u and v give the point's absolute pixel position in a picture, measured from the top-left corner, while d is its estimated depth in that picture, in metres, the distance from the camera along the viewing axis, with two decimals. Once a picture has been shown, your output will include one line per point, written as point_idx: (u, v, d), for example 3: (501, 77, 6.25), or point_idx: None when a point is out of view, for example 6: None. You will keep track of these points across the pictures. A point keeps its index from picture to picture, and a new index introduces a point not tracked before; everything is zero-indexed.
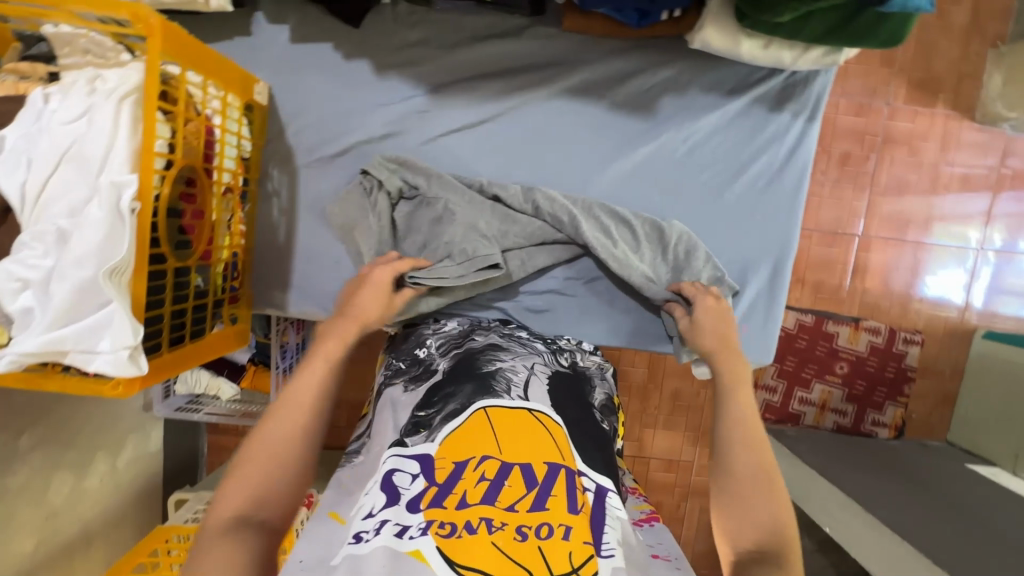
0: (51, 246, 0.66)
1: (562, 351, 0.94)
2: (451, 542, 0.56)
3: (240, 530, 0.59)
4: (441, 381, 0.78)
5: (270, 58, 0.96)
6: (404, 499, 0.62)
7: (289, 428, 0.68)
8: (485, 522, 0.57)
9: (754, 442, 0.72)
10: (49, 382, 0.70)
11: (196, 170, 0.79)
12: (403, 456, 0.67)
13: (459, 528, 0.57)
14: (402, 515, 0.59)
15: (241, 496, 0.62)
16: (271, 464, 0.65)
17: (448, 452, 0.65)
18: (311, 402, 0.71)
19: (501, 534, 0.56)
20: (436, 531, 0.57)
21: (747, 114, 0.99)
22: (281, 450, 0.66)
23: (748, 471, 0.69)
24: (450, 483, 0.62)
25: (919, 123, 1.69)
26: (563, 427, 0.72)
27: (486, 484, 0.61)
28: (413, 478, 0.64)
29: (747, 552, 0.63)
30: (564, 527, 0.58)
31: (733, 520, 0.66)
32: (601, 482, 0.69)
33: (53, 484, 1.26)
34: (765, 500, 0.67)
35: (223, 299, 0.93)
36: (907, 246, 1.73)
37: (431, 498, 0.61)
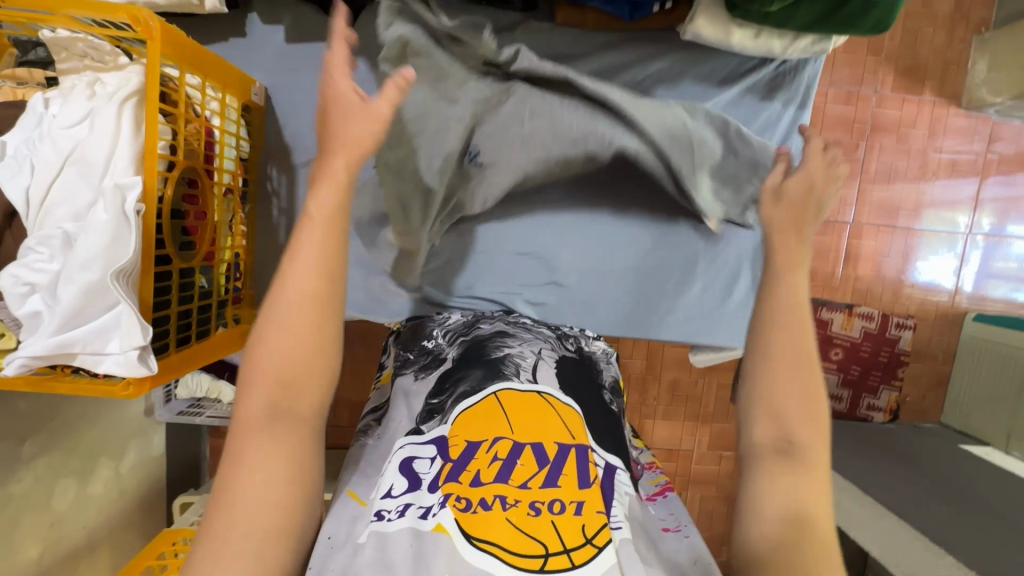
0: (58, 249, 0.67)
1: (567, 336, 0.95)
2: (468, 516, 0.59)
3: (274, 423, 0.53)
4: (451, 368, 0.80)
5: (265, 59, 0.96)
6: (425, 481, 0.65)
7: (305, 296, 0.56)
8: (500, 499, 0.60)
9: (795, 326, 0.64)
10: (58, 385, 0.70)
11: (197, 171, 0.80)
12: (422, 441, 0.70)
13: (475, 504, 0.60)
14: (423, 497, 0.63)
15: (269, 381, 0.54)
16: (295, 348, 0.55)
17: (460, 430, 0.68)
18: (320, 260, 0.57)
19: (514, 510, 0.59)
20: (454, 504, 0.60)
21: (739, 103, 1.00)
22: (302, 334, 0.55)
23: (782, 358, 0.63)
24: (464, 460, 0.65)
25: (906, 110, 1.72)
26: (573, 407, 0.74)
27: (499, 463, 0.63)
28: (432, 461, 0.67)
29: (771, 444, 0.61)
30: (575, 503, 0.61)
31: (762, 412, 0.62)
32: (612, 460, 0.71)
33: (57, 490, 1.26)
34: (797, 388, 0.62)
35: (226, 300, 0.94)
36: (898, 232, 1.76)
37: (447, 473, 0.64)
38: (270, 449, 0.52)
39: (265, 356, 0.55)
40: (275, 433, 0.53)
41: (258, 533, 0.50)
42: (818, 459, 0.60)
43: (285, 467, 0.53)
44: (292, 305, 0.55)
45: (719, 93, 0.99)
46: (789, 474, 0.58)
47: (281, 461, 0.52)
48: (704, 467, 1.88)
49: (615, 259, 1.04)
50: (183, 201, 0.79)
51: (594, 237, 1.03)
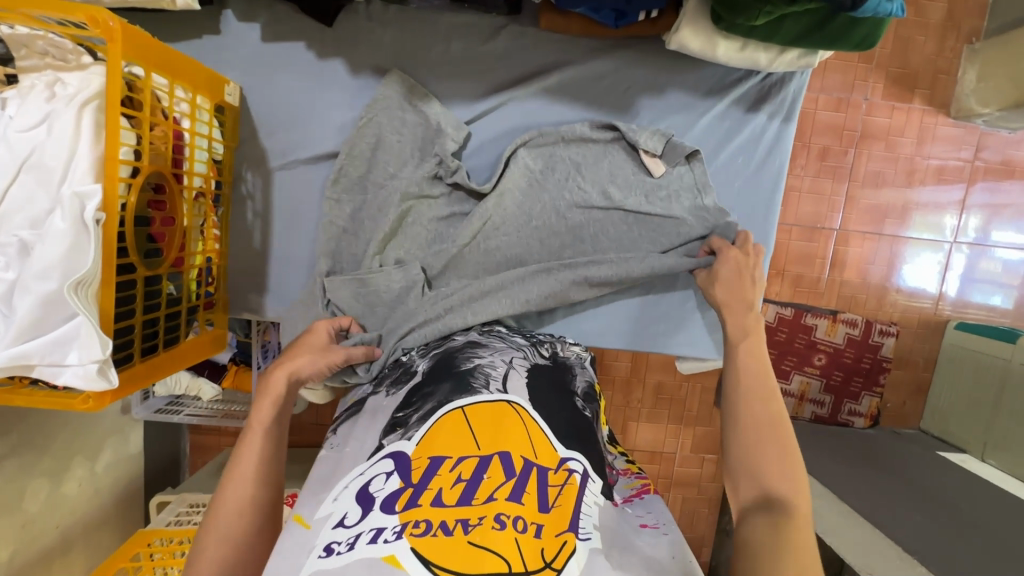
0: (13, 257, 0.65)
1: (541, 342, 0.91)
2: (425, 540, 0.54)
3: None
4: (421, 381, 0.76)
5: (241, 59, 0.93)
6: (378, 500, 0.59)
7: (246, 498, 0.66)
8: (461, 523, 0.55)
9: (762, 395, 0.70)
10: (14, 397, 0.68)
11: (164, 176, 0.77)
12: (381, 458, 0.65)
13: (435, 527, 0.55)
14: (375, 520, 0.57)
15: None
16: (231, 550, 0.63)
17: (424, 450, 0.64)
18: (273, 465, 0.70)
19: (478, 531, 0.55)
20: (411, 531, 0.55)
21: (724, 116, 0.99)
22: (237, 536, 0.64)
23: (758, 426, 0.67)
24: (425, 481, 0.60)
25: (896, 118, 1.72)
26: (543, 421, 0.70)
27: (462, 485, 0.59)
28: (388, 476, 0.62)
29: (752, 503, 0.62)
30: (538, 525, 0.57)
31: (744, 473, 0.64)
32: (586, 466, 0.67)
33: (28, 491, 1.24)
34: (781, 444, 0.65)
35: (197, 305, 0.91)
36: (884, 239, 1.76)
37: (406, 498, 0.58)
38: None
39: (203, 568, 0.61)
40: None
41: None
42: (801, 510, 0.60)
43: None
44: (227, 517, 0.65)
45: (655, 173, 0.95)
46: (771, 524, 0.58)
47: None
48: (687, 470, 1.90)
49: None
50: (148, 207, 0.77)
51: None
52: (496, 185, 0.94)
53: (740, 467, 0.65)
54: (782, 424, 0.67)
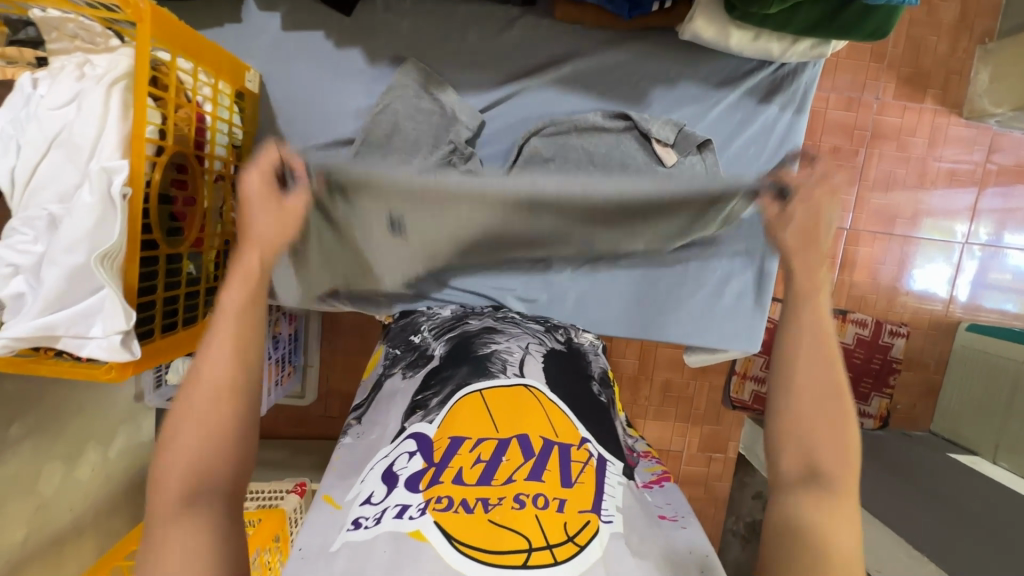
0: (42, 231, 0.67)
1: (556, 328, 0.93)
2: (449, 516, 0.55)
3: (195, 510, 0.52)
4: (440, 365, 0.77)
5: (261, 47, 0.96)
6: (402, 478, 0.60)
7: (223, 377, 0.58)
8: (482, 502, 0.56)
9: (819, 356, 0.61)
10: (39, 367, 0.70)
11: (187, 156, 0.79)
12: (403, 439, 0.66)
13: (457, 504, 0.56)
14: (401, 497, 0.58)
15: (185, 469, 0.54)
16: (208, 432, 0.56)
17: (445, 432, 0.65)
18: (254, 343, 0.62)
19: (498, 509, 0.55)
20: (434, 506, 0.56)
21: (736, 107, 1.00)
22: (213, 417, 0.56)
23: (809, 390, 0.60)
24: (447, 461, 0.61)
25: (907, 118, 1.72)
26: (560, 403, 0.71)
27: (482, 465, 0.60)
28: (411, 456, 0.63)
29: (795, 475, 0.57)
30: (559, 500, 0.57)
31: (789, 441, 0.58)
32: (600, 451, 0.67)
33: (43, 475, 1.27)
34: (833, 415, 0.58)
35: (215, 287, 0.93)
36: (895, 239, 1.76)
37: (429, 477, 0.60)
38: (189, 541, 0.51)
39: (178, 448, 0.55)
40: (197, 520, 0.52)
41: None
42: (849, 486, 0.55)
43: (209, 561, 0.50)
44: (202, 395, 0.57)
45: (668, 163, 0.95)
46: (821, 509, 0.54)
47: (208, 548, 0.51)
48: (693, 469, 1.90)
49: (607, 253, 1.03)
50: (172, 187, 0.79)
51: None
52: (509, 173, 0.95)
53: (784, 441, 0.59)
54: (835, 392, 0.60)
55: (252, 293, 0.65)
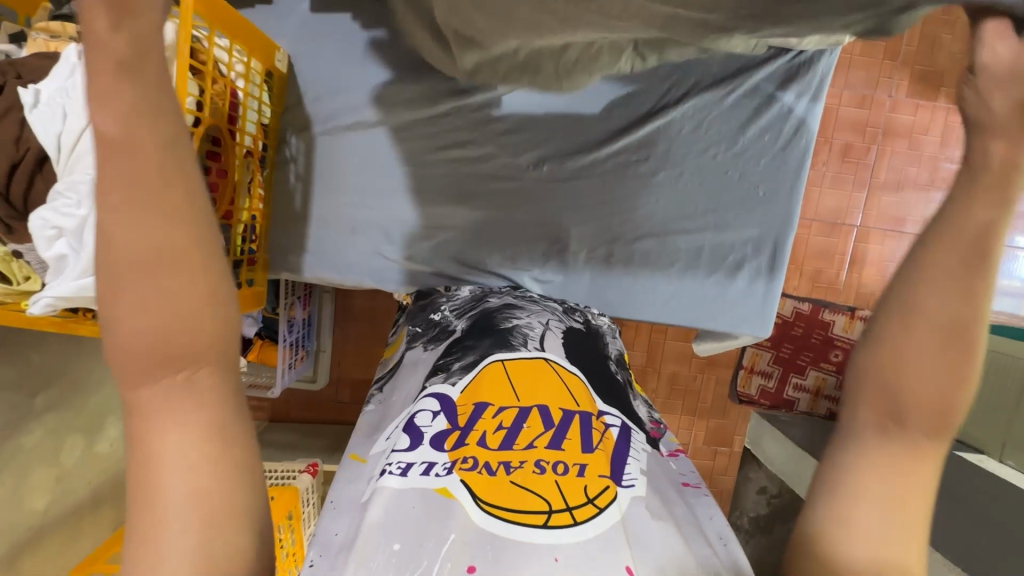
0: (85, 195, 0.69)
1: (574, 310, 0.94)
2: (473, 475, 0.58)
3: (183, 417, 0.41)
4: (462, 336, 0.79)
5: (290, 29, 0.99)
6: (427, 436, 0.63)
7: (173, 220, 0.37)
8: (504, 465, 0.59)
9: (965, 279, 0.41)
10: (78, 327, 0.72)
11: (221, 130, 0.82)
12: (424, 397, 0.68)
13: (481, 465, 0.59)
14: (426, 454, 0.60)
15: (152, 354, 0.39)
16: (166, 304, 0.38)
17: (468, 396, 0.67)
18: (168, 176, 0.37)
19: (520, 472, 0.58)
20: (460, 466, 0.59)
21: (752, 93, 1.02)
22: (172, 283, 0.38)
23: (933, 328, 0.42)
24: (470, 424, 0.63)
25: (920, 116, 1.73)
26: (580, 378, 0.72)
27: (504, 431, 0.62)
28: (434, 415, 0.65)
29: (877, 420, 0.45)
30: (579, 466, 0.59)
31: (882, 384, 0.44)
32: (623, 419, 0.70)
33: (64, 448, 1.32)
34: (950, 367, 0.42)
35: (242, 260, 0.96)
36: (904, 237, 1.77)
37: (454, 439, 0.62)
38: (180, 423, 0.41)
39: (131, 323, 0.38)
40: (186, 401, 0.41)
41: (200, 527, 0.41)
42: (935, 451, 0.44)
43: (210, 441, 0.42)
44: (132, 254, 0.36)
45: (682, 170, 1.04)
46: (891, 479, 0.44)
47: (209, 463, 0.41)
48: (698, 462, 1.91)
49: (622, 233, 1.05)
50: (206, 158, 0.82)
51: (598, 199, 1.03)
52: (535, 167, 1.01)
53: (860, 381, 0.45)
54: (966, 337, 0.41)
55: (155, 86, 0.36)
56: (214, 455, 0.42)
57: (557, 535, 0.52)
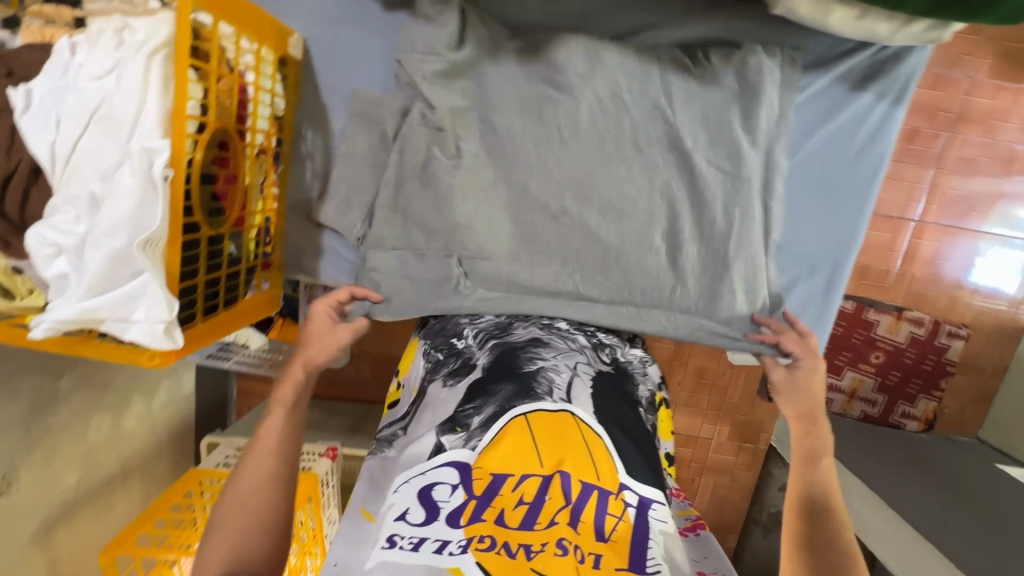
0: (85, 211, 0.64)
1: (602, 346, 0.84)
2: (491, 556, 0.53)
3: None
4: (482, 379, 0.71)
5: (302, 7, 0.88)
6: (443, 512, 0.57)
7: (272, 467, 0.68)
8: (524, 548, 0.53)
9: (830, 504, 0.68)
10: (86, 348, 0.69)
11: (229, 132, 0.75)
12: (440, 465, 0.61)
13: (499, 544, 0.54)
14: (441, 530, 0.55)
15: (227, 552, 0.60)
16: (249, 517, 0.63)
17: (486, 460, 0.59)
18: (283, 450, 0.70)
19: (541, 558, 0.52)
20: (476, 546, 0.53)
21: (825, 93, 0.89)
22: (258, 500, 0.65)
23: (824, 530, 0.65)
24: (488, 493, 0.57)
25: (1000, 100, 1.54)
26: (605, 437, 0.63)
27: (525, 507, 0.56)
28: (453, 489, 0.59)
29: None
30: (595, 555, 0.53)
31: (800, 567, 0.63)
32: (644, 491, 0.60)
33: (92, 424, 1.32)
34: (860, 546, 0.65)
35: (255, 265, 0.90)
36: (966, 234, 1.61)
37: (471, 512, 0.56)
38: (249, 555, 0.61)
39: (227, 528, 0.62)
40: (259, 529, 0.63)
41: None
42: None
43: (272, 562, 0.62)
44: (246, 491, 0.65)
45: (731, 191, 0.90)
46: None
47: None
48: (720, 457, 1.86)
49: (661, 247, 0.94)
50: (212, 164, 0.74)
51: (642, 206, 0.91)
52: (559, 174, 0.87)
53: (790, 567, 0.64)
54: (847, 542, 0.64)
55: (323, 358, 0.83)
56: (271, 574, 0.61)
57: None
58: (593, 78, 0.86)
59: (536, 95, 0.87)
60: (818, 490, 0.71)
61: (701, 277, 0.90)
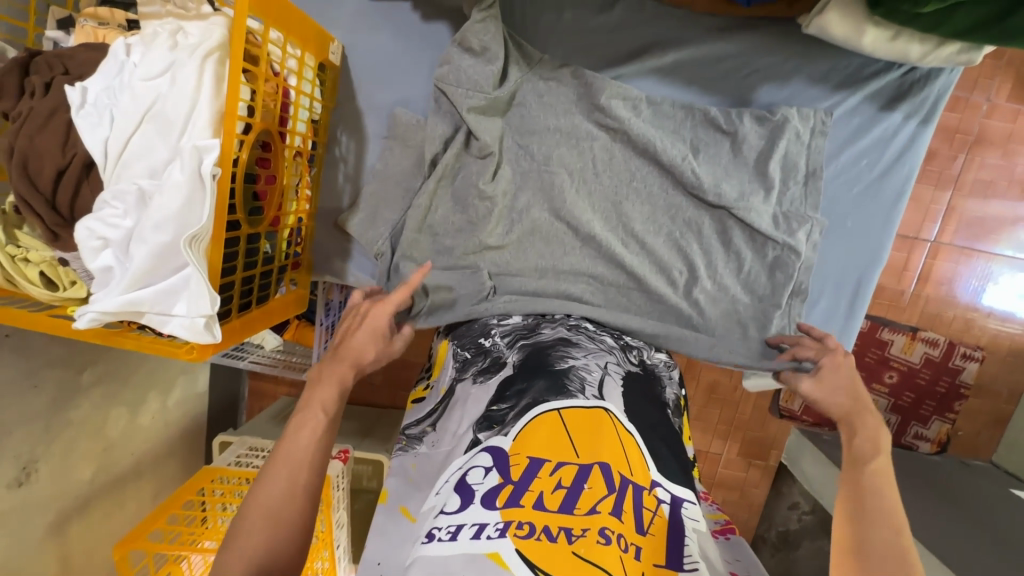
0: (132, 206, 0.65)
1: (631, 346, 0.86)
2: (531, 544, 0.53)
3: None
4: (513, 375, 0.73)
5: (343, 15, 0.91)
6: (478, 495, 0.58)
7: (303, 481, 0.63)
8: (564, 532, 0.54)
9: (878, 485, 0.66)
10: (124, 340, 0.70)
11: (271, 133, 0.77)
12: (476, 452, 0.63)
13: (539, 530, 0.54)
14: (477, 514, 0.56)
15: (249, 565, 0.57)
16: (275, 532, 0.59)
17: (522, 447, 0.62)
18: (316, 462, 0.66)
19: (582, 543, 0.53)
20: (514, 532, 0.54)
21: (854, 112, 0.91)
22: (284, 510, 0.61)
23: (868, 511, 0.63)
24: (526, 480, 0.59)
25: (1019, 124, 1.55)
26: (636, 433, 0.66)
27: (563, 491, 0.57)
28: (487, 471, 0.61)
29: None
30: (636, 546, 0.55)
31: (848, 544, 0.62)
32: (677, 489, 0.63)
33: (109, 419, 1.33)
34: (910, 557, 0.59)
35: (286, 265, 0.92)
36: (983, 256, 1.61)
37: (506, 495, 0.57)
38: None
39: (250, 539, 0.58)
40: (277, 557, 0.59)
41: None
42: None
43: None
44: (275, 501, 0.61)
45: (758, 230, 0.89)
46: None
47: None
48: (730, 473, 1.85)
49: None
50: (255, 164, 0.77)
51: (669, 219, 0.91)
52: (583, 205, 0.90)
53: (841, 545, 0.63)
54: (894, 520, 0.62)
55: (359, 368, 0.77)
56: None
57: None
58: (623, 104, 0.88)
59: (574, 126, 0.89)
60: (865, 492, 0.66)
61: (728, 311, 0.92)
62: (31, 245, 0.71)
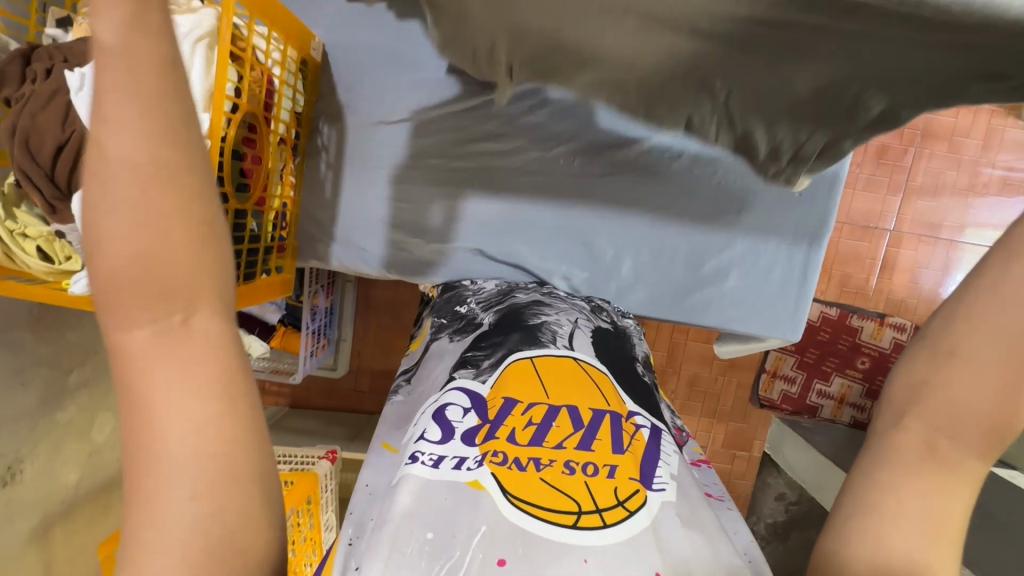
0: None
1: (601, 309, 0.94)
2: (504, 470, 0.58)
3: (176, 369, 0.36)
4: (489, 330, 0.80)
5: (326, 16, 0.98)
6: (458, 433, 0.63)
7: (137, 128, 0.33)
8: (534, 461, 0.59)
9: None
10: None
11: (257, 116, 0.84)
12: (451, 390, 0.69)
13: (511, 460, 0.59)
14: (458, 449, 0.61)
15: (139, 304, 0.35)
16: (150, 239, 0.34)
17: (498, 390, 0.67)
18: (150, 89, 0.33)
19: (549, 470, 0.58)
20: (491, 459, 0.59)
21: None
22: (154, 200, 0.34)
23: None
24: (500, 418, 0.64)
25: (961, 119, 1.66)
26: (608, 374, 0.73)
27: (534, 428, 0.62)
28: (465, 412, 0.66)
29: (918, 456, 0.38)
30: (609, 467, 0.59)
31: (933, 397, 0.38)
32: (654, 422, 0.69)
33: (96, 422, 1.35)
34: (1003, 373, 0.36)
35: (272, 247, 0.98)
36: (939, 244, 1.71)
37: (484, 433, 0.63)
38: (187, 405, 0.37)
39: (116, 254, 0.34)
40: (185, 355, 0.37)
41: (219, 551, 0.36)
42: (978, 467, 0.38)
43: (227, 419, 0.38)
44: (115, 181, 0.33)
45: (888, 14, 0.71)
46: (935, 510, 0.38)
47: (209, 426, 0.37)
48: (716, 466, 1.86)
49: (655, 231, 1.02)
50: (242, 144, 0.85)
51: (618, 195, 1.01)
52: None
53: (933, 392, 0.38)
54: None
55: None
56: (223, 415, 0.38)
57: (585, 536, 0.52)
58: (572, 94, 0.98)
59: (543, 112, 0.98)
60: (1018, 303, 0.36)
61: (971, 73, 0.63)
62: (29, 222, 0.76)
